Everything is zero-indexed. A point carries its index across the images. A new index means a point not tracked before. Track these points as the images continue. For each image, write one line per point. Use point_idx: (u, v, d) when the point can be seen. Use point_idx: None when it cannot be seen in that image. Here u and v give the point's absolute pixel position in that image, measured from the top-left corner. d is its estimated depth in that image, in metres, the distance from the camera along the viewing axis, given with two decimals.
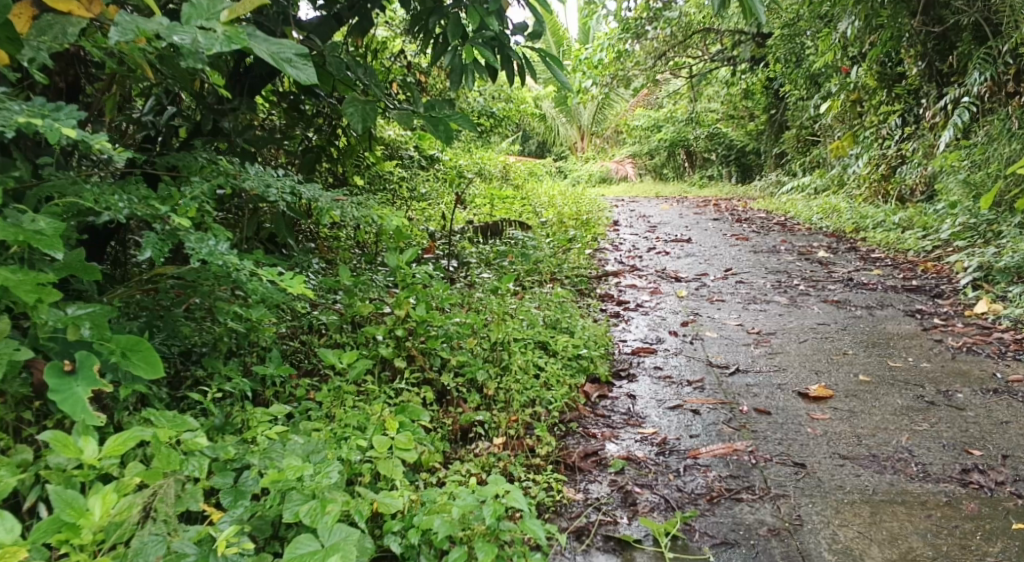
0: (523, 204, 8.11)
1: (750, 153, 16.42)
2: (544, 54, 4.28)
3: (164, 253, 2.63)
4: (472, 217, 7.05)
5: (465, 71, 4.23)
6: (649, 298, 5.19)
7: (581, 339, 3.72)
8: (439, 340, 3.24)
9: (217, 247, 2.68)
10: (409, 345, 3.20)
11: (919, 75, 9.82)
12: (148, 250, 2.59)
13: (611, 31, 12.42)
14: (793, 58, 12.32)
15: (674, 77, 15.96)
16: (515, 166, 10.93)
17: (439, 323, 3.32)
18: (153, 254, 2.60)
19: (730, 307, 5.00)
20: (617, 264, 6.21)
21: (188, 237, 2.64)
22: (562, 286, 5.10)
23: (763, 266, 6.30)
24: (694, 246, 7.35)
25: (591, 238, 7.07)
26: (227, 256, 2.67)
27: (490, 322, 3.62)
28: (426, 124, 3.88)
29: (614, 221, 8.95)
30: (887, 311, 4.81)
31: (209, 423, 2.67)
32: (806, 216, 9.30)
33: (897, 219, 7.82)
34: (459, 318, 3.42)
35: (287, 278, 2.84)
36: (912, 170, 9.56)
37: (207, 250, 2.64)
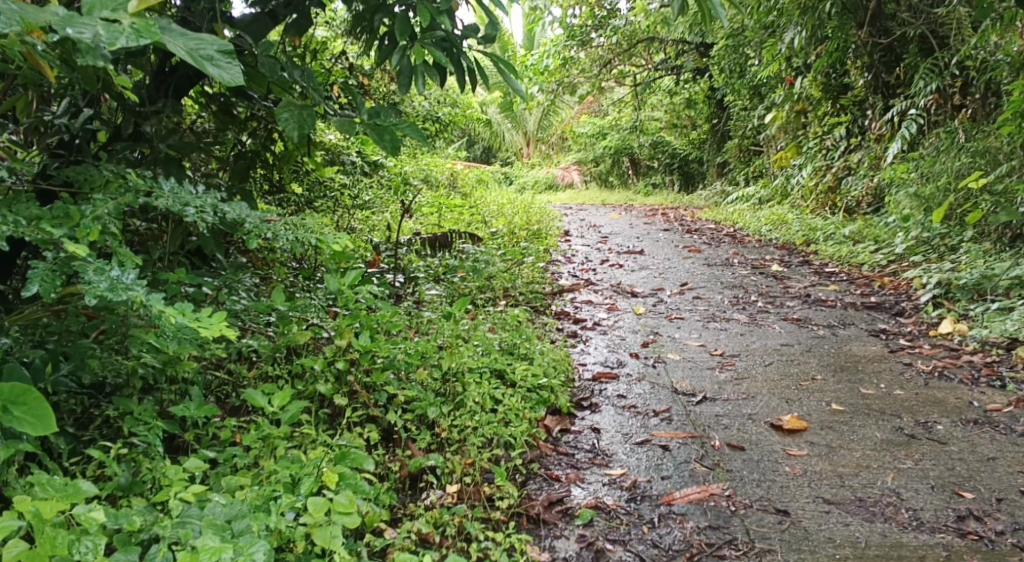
0: (469, 213, 7.81)
1: (693, 162, 16.37)
2: (498, 58, 3.98)
3: (54, 288, 2.34)
4: (416, 227, 6.73)
5: (414, 74, 3.91)
6: (606, 315, 4.94)
7: (541, 367, 3.43)
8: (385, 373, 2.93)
9: (120, 278, 2.37)
10: (350, 379, 2.90)
11: (865, 86, 9.82)
12: (34, 285, 2.30)
13: (557, 37, 12.47)
14: (737, 68, 12.28)
15: (618, 85, 15.87)
16: (461, 172, 10.64)
17: (384, 353, 3.02)
18: (41, 289, 2.31)
19: (691, 325, 4.77)
20: (570, 278, 5.96)
21: (85, 270, 2.34)
22: (515, 303, 4.82)
23: (719, 280, 6.11)
24: (646, 258, 7.14)
25: (541, 250, 6.80)
26: (133, 291, 2.37)
27: (441, 348, 3.32)
28: (370, 133, 3.55)
29: (563, 230, 8.71)
30: (850, 331, 4.64)
31: (112, 484, 2.38)
32: (755, 228, 9.19)
33: (849, 231, 7.72)
34: (407, 346, 3.11)
35: (206, 317, 2.50)
36: (858, 182, 9.53)
37: (107, 284, 2.33)
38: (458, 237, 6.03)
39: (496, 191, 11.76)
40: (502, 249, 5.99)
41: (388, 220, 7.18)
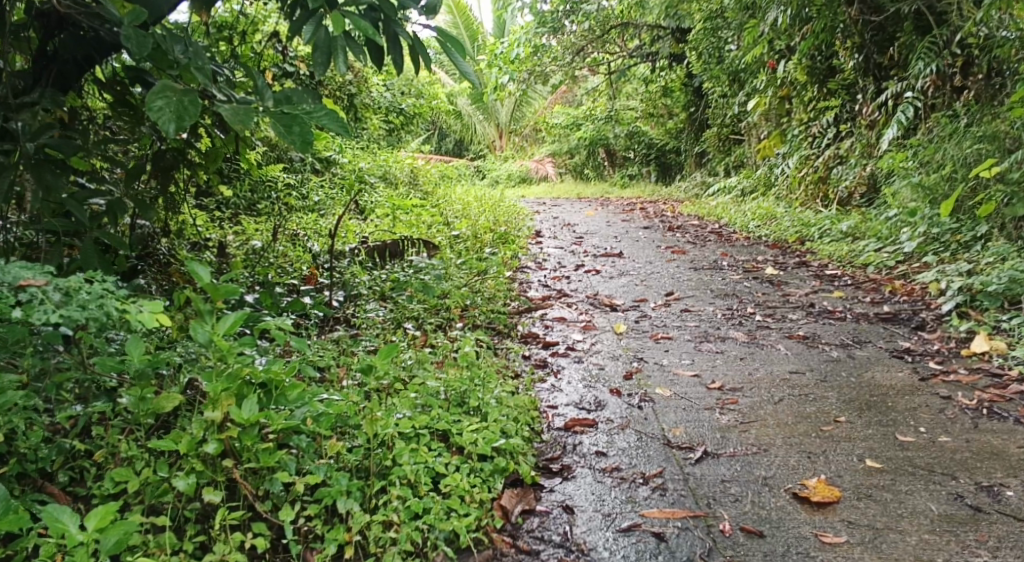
0: (428, 216, 7.07)
1: (670, 152, 15.66)
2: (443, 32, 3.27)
3: None
4: (365, 234, 5.98)
5: (338, 49, 3.14)
6: (581, 337, 4.21)
7: (496, 422, 2.73)
8: (276, 457, 2.36)
9: None
10: (228, 469, 2.33)
11: (854, 69, 9.08)
12: None
13: (528, 24, 11.76)
14: (716, 53, 11.58)
15: (591, 74, 15.15)
16: (427, 167, 9.89)
17: (277, 430, 2.44)
18: None
19: (681, 347, 4.06)
20: (541, 289, 5.26)
21: None
22: (472, 325, 4.08)
23: (708, 287, 5.42)
24: (624, 261, 6.45)
25: (508, 256, 6.06)
26: None
27: (361, 406, 2.68)
28: (276, 124, 2.82)
29: (535, 231, 7.96)
30: (867, 351, 3.93)
31: None
32: (741, 223, 8.51)
33: (846, 226, 7.01)
34: (309, 411, 2.52)
35: None
36: (849, 172, 8.85)
37: None
38: (409, 246, 5.26)
39: (465, 187, 11.02)
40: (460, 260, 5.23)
41: (334, 226, 6.41)
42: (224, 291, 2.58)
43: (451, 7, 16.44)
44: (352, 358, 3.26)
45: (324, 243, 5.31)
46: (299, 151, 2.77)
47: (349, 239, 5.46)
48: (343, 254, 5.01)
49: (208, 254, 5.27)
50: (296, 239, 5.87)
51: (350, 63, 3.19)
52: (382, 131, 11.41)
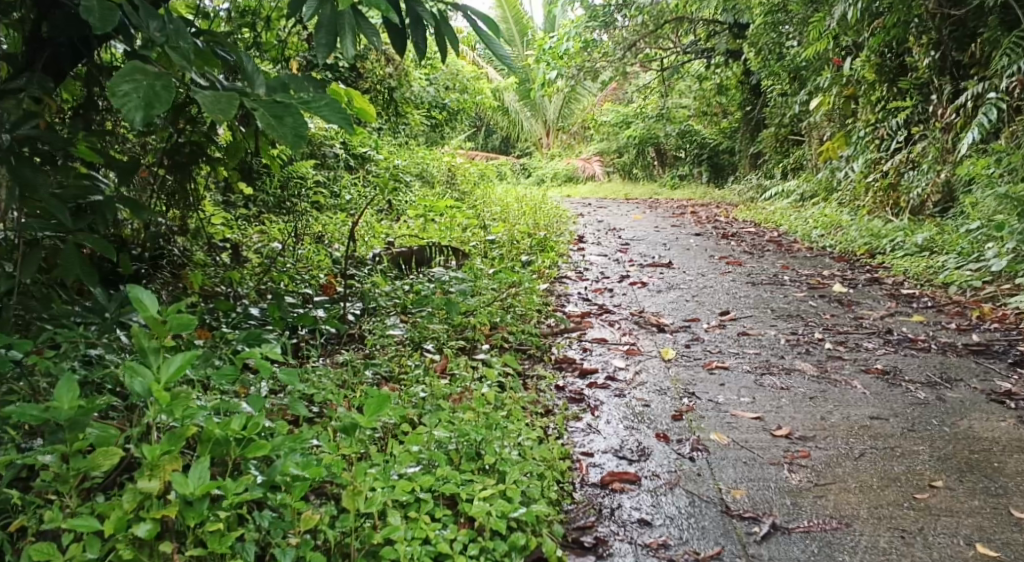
0: (465, 220, 6.63)
1: (723, 152, 15.04)
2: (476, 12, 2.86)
3: None
4: (394, 239, 5.56)
5: (344, 28, 2.60)
6: (624, 363, 3.71)
7: (513, 487, 2.33)
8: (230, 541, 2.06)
9: None
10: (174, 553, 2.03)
11: (929, 67, 8.38)
12: None
13: (578, 17, 11.31)
14: (775, 49, 10.96)
15: (642, 70, 14.57)
16: (468, 165, 9.49)
17: (235, 508, 2.13)
18: None
19: (739, 380, 3.54)
20: (581, 305, 4.81)
21: None
22: (499, 348, 3.62)
23: (767, 305, 4.90)
24: (673, 272, 5.96)
25: (547, 265, 5.60)
26: None
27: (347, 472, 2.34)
28: (264, 114, 2.34)
29: (578, 236, 7.47)
30: (959, 392, 3.36)
31: None
32: (802, 231, 7.93)
33: (921, 239, 6.39)
34: (284, 477, 2.21)
35: None
36: (921, 178, 8.19)
37: None
38: (438, 254, 4.80)
39: (508, 186, 10.59)
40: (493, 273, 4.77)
41: (362, 229, 6.00)
42: (172, 324, 2.31)
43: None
44: (356, 392, 2.84)
45: (349, 246, 4.90)
46: (289, 147, 2.28)
47: (374, 245, 5.03)
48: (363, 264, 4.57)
49: (222, 255, 4.90)
50: (319, 242, 5.48)
51: (357, 46, 2.65)
52: (424, 126, 11.02)
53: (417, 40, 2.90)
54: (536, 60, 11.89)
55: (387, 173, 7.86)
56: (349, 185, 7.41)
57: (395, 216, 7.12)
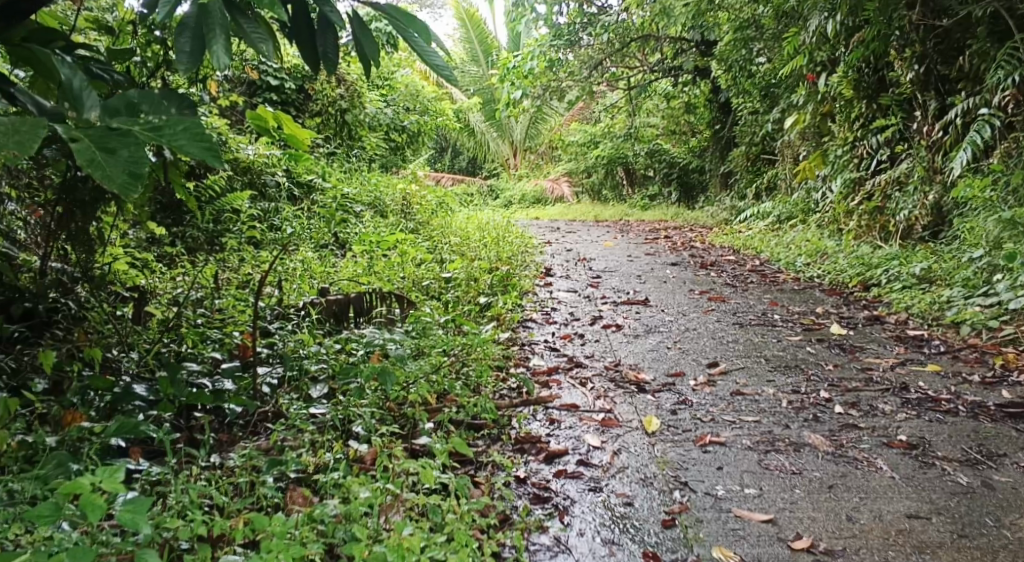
0: (419, 254, 5.96)
1: (693, 172, 14.54)
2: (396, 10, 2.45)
3: None
4: (331, 281, 4.86)
5: (213, 28, 2.17)
6: (599, 440, 3.06)
7: None
8: None
9: None
10: None
11: (912, 82, 7.88)
12: None
13: (541, 36, 10.77)
14: (746, 67, 10.49)
15: (609, 90, 14.05)
16: (426, 190, 8.85)
17: None
18: None
19: (739, 461, 2.91)
20: (548, 358, 4.17)
21: None
22: (444, 431, 2.94)
23: (759, 353, 4.30)
24: (650, 310, 5.35)
25: (510, 308, 4.94)
26: None
27: None
28: (91, 145, 1.79)
29: (544, 268, 6.82)
30: (1007, 475, 2.76)
31: None
32: (784, 259, 7.38)
33: (919, 268, 5.82)
34: None
35: None
36: (907, 200, 7.64)
37: None
38: (378, 302, 4.07)
39: (468, 212, 9.92)
40: (446, 327, 4.07)
41: (299, 272, 5.28)
42: None
43: (464, 19, 15.80)
44: (239, 527, 2.23)
45: (275, 294, 4.24)
46: (118, 190, 1.73)
47: (305, 293, 4.32)
48: (287, 323, 3.82)
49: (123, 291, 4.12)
50: (248, 288, 4.82)
51: (231, 52, 2.23)
52: (380, 151, 10.35)
53: (329, 50, 2.44)
54: (498, 79, 11.31)
55: (333, 204, 7.18)
56: (290, 218, 6.71)
57: (341, 251, 6.43)
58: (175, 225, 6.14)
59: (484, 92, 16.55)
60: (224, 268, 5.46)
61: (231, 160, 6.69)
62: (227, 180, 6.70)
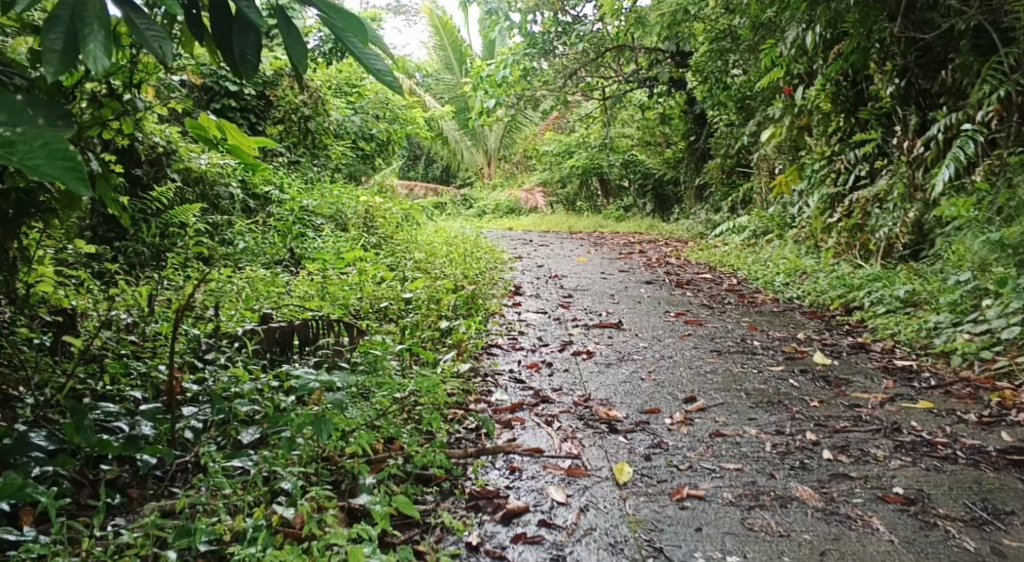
0: (378, 272, 5.61)
1: (668, 183, 14.29)
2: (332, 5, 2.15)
3: None
4: (279, 304, 4.51)
5: (89, 22, 1.93)
6: (564, 495, 2.75)
7: None
8: None
9: None
10: None
11: (892, 96, 7.65)
12: None
13: (514, 44, 10.47)
14: (723, 79, 10.26)
15: (583, 100, 13.79)
16: (391, 202, 8.50)
17: None
18: None
19: (720, 520, 2.62)
20: (513, 391, 3.83)
21: None
22: (386, 488, 2.60)
23: (739, 386, 4.00)
24: (622, 334, 5.05)
25: (473, 334, 4.59)
26: None
27: None
28: None
29: (513, 286, 6.49)
30: (1018, 541, 2.53)
31: None
32: (762, 277, 7.13)
33: (903, 291, 5.54)
34: None
35: None
36: (887, 217, 7.38)
37: None
38: (325, 331, 3.73)
39: (437, 224, 9.57)
40: (399, 359, 3.72)
41: (246, 293, 4.90)
42: None
43: (437, 26, 15.52)
44: None
45: (215, 321, 3.89)
46: None
47: (246, 319, 3.95)
48: (221, 360, 3.44)
49: (45, 316, 3.74)
50: (188, 309, 4.46)
51: (113, 50, 1.98)
52: (346, 159, 9.99)
53: (251, 50, 2.12)
54: (470, 87, 10.99)
55: (291, 217, 6.80)
56: (244, 231, 6.34)
57: (296, 268, 6.07)
58: (119, 239, 5.77)
59: (458, 100, 16.24)
60: (164, 289, 5.07)
61: (181, 170, 6.32)
62: (177, 192, 6.32)
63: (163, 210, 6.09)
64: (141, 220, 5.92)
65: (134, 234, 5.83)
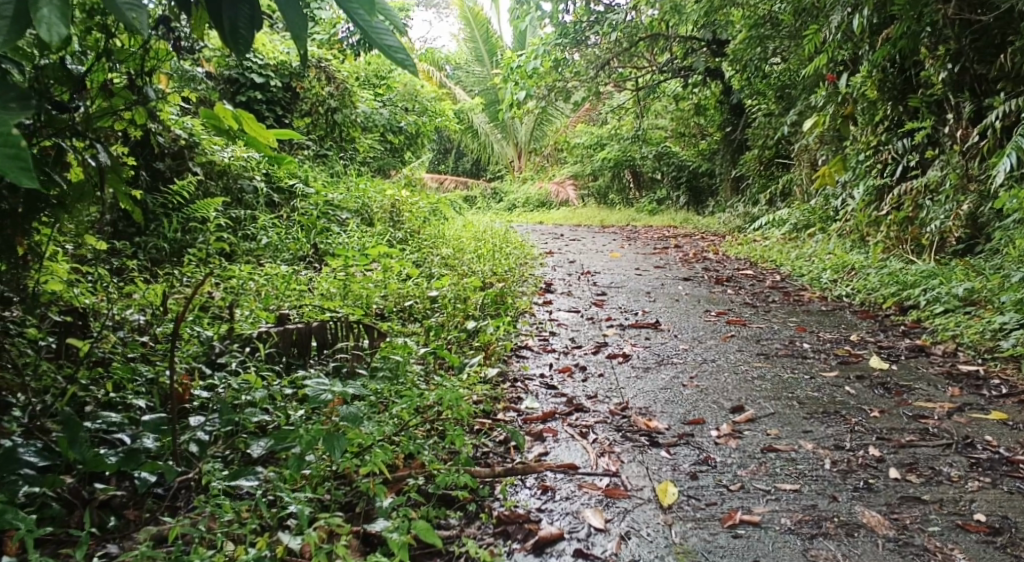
0: (404, 269, 5.37)
1: (703, 175, 13.91)
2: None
3: None
4: (299, 304, 4.28)
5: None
6: (603, 521, 2.49)
7: None
8: None
9: None
10: None
11: (944, 82, 7.17)
12: None
13: (546, 34, 10.16)
14: (762, 67, 9.88)
15: (616, 91, 13.45)
16: (419, 196, 8.26)
17: None
18: None
19: (778, 552, 2.36)
20: (545, 398, 3.57)
21: None
22: (406, 511, 2.36)
23: (789, 395, 3.70)
24: (660, 335, 4.76)
25: (503, 336, 4.33)
26: None
27: None
28: None
29: (544, 283, 6.22)
30: None
31: None
32: (806, 274, 6.79)
33: (961, 288, 5.18)
34: None
35: None
36: (939, 209, 6.99)
37: None
38: (344, 333, 3.48)
39: (466, 219, 9.31)
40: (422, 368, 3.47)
41: (265, 292, 4.68)
42: None
43: (468, 17, 15.25)
44: None
45: (229, 322, 3.66)
46: None
47: (261, 321, 3.71)
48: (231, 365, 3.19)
49: (53, 317, 3.53)
50: (204, 307, 4.25)
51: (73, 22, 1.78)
52: (374, 153, 9.76)
53: (243, 23, 1.95)
54: (501, 78, 10.71)
55: (315, 211, 6.58)
56: (267, 227, 6.14)
57: (320, 265, 5.84)
58: (139, 235, 5.58)
59: (488, 93, 15.97)
60: (182, 287, 4.86)
61: (202, 163, 6.13)
62: (198, 186, 6.12)
63: (184, 204, 5.90)
64: (162, 215, 5.72)
65: (154, 229, 5.64)
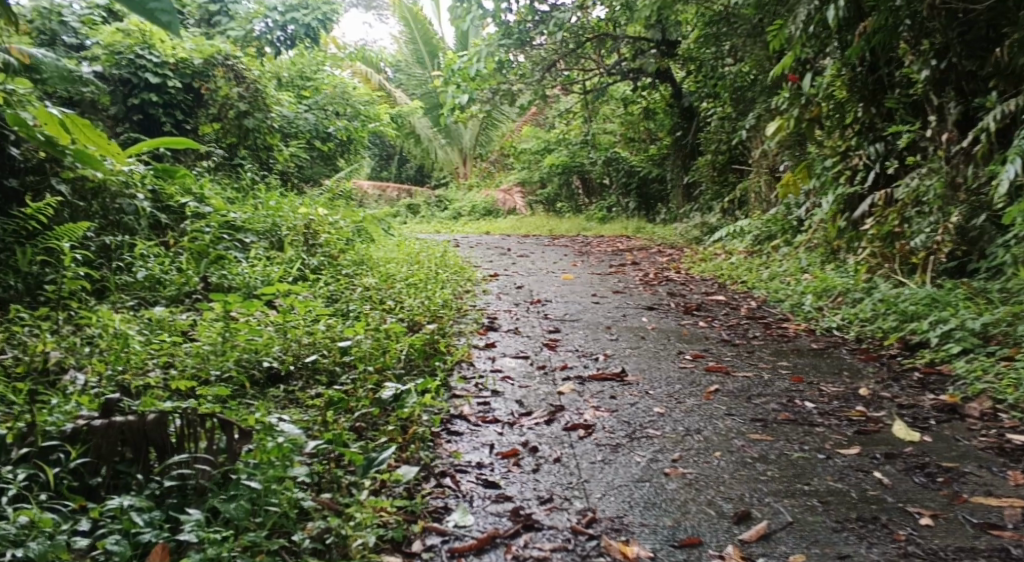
0: (310, 309, 4.34)
1: (655, 182, 13.06)
2: None
3: None
4: (152, 377, 3.24)
5: None
6: None
7: None
8: None
9: None
10: None
11: (924, 80, 6.04)
12: None
13: (489, 35, 9.20)
14: (716, 65, 9.20)
15: (562, 94, 12.57)
16: (342, 211, 7.23)
17: None
18: None
19: None
20: (481, 509, 2.61)
21: None
22: None
23: (805, 486, 2.80)
24: (629, 392, 3.80)
25: (427, 406, 3.32)
26: None
27: None
28: None
29: (486, 318, 5.24)
30: None
31: None
32: (782, 301, 5.93)
33: (978, 322, 4.36)
34: None
35: None
36: (923, 222, 5.90)
37: None
38: (193, 431, 2.54)
39: (398, 235, 8.25)
40: (304, 481, 2.56)
41: (113, 351, 3.57)
42: None
43: (406, 17, 14.32)
44: None
45: (36, 416, 2.61)
46: None
47: (77, 414, 2.65)
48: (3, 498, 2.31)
49: None
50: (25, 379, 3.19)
51: None
52: (296, 162, 8.67)
53: None
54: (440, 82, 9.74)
55: (208, 235, 5.48)
56: (147, 255, 5.07)
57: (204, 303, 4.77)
58: None
59: (429, 96, 14.93)
60: (14, 344, 3.76)
61: (68, 181, 5.05)
62: (62, 207, 5.02)
63: (43, 229, 4.82)
64: (14, 244, 4.64)
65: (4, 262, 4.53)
